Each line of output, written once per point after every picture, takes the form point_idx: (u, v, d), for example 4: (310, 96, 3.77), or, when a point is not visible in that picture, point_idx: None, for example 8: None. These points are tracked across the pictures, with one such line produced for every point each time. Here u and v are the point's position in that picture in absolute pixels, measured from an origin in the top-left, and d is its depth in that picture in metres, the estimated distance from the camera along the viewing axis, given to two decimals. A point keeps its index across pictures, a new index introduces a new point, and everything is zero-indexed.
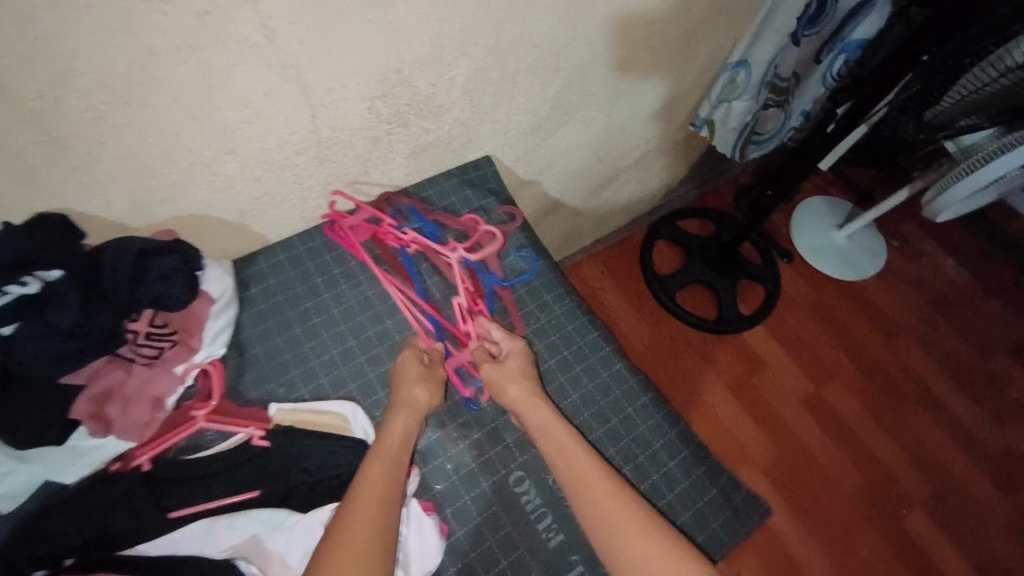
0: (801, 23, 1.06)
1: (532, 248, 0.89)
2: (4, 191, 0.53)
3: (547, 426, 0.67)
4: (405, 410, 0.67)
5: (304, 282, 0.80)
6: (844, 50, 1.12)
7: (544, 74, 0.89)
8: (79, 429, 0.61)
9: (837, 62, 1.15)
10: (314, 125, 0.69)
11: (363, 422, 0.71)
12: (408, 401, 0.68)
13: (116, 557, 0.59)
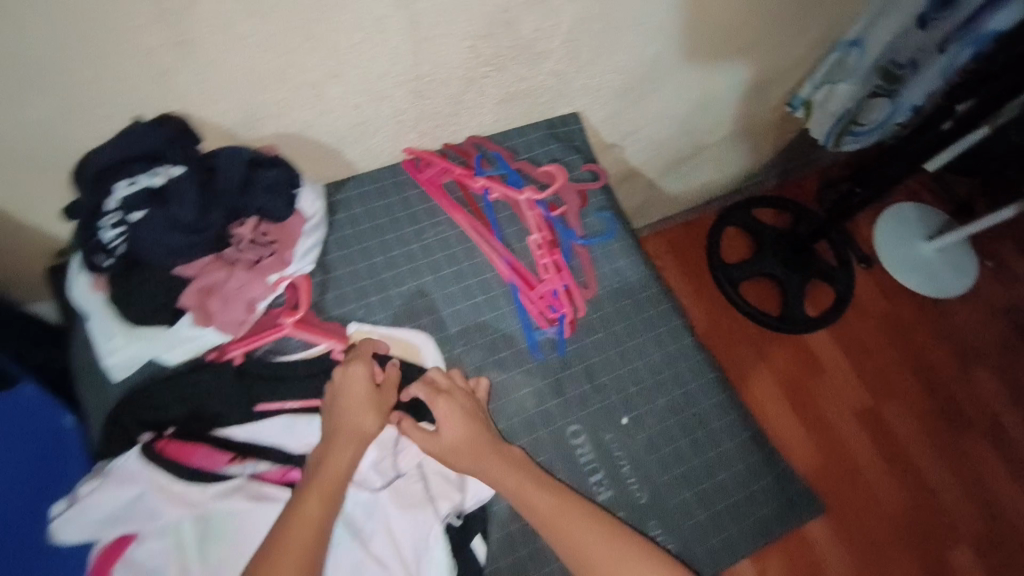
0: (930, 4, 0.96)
1: (612, 211, 0.88)
2: (137, 88, 0.57)
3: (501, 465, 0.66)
4: (351, 439, 0.63)
5: (388, 214, 0.83)
6: (975, 41, 0.98)
7: (648, 32, 0.85)
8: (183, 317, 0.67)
9: (965, 53, 1.00)
10: (415, 59, 0.69)
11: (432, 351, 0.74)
12: (354, 429, 0.64)
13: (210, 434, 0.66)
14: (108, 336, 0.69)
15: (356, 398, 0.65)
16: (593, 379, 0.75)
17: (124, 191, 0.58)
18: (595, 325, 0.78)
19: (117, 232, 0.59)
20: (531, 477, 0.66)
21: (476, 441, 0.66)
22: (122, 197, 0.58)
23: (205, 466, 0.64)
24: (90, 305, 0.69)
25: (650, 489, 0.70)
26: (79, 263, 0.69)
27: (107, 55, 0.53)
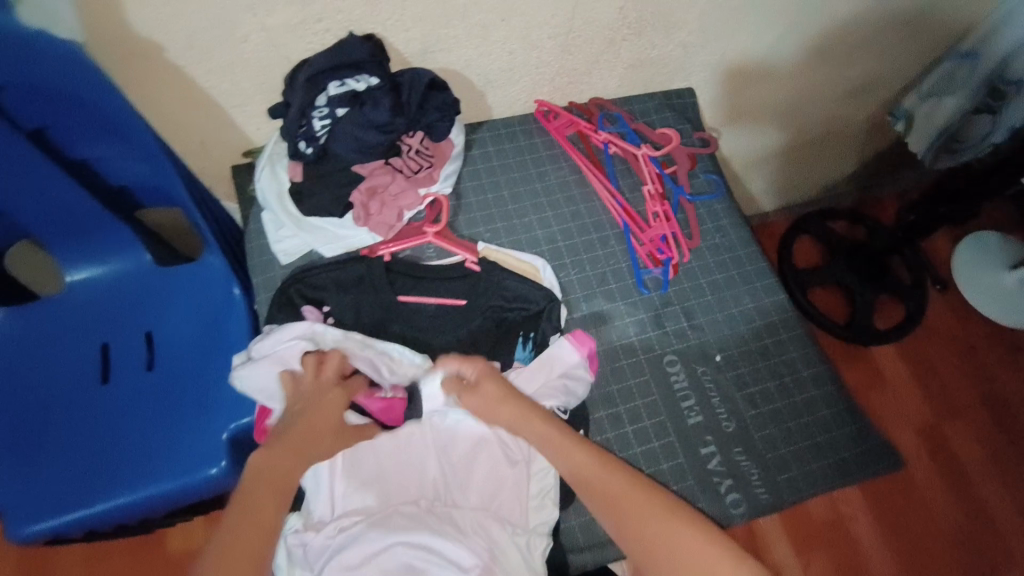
0: None
1: (718, 175, 0.95)
2: (354, 8, 0.67)
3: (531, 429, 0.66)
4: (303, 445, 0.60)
5: (517, 155, 0.92)
6: None
7: (773, 15, 0.92)
8: (348, 215, 0.78)
9: None
10: (573, 13, 0.79)
11: (550, 276, 0.82)
12: (308, 435, 0.61)
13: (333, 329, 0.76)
14: (279, 227, 0.81)
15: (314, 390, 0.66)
16: (691, 319, 0.82)
17: (334, 91, 0.68)
18: (697, 273, 0.86)
19: (323, 124, 0.70)
20: (570, 441, 0.65)
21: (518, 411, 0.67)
22: (331, 96, 0.68)
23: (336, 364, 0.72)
24: (268, 198, 0.80)
25: (738, 420, 0.77)
26: (267, 161, 0.81)
27: None
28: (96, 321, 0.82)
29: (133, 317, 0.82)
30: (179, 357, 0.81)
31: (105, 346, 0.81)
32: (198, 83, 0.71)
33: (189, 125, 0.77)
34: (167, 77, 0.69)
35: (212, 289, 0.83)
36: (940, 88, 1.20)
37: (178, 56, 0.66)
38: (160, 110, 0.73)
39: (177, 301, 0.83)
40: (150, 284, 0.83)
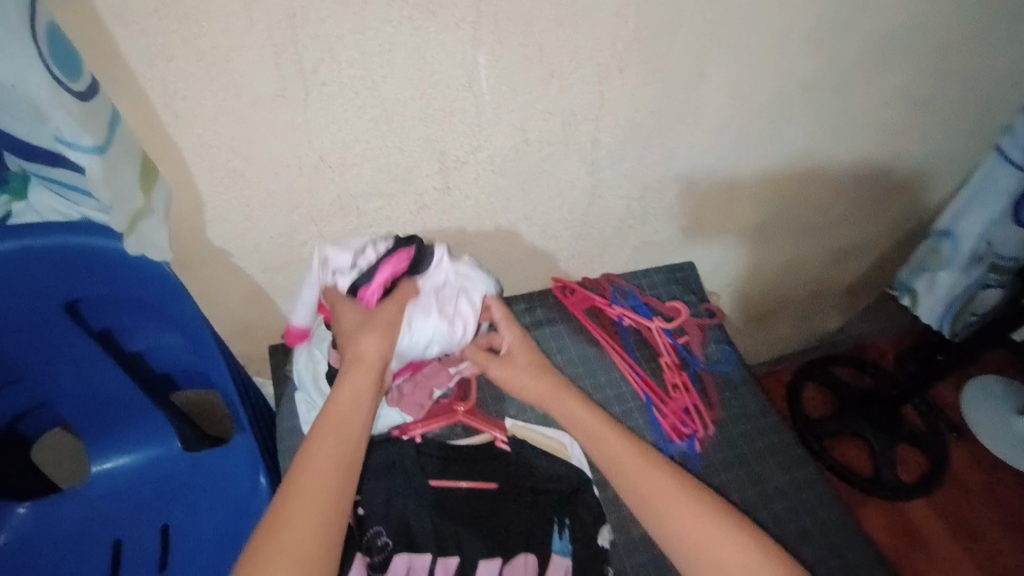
0: None
1: (730, 344, 1.00)
2: (399, 216, 0.76)
3: (566, 405, 0.75)
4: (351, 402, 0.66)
5: (537, 328, 0.97)
6: None
7: (759, 204, 1.05)
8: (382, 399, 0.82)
9: None
10: (586, 211, 0.89)
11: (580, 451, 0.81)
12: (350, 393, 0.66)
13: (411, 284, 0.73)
14: (309, 408, 0.82)
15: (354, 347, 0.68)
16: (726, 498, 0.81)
17: None
18: (723, 445, 0.86)
19: None
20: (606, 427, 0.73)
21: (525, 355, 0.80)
22: None
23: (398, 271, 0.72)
24: (302, 380, 0.82)
25: None
26: (303, 343, 0.85)
27: (393, 194, 0.73)
28: (114, 514, 0.78)
29: (151, 508, 0.79)
30: (195, 554, 0.75)
31: (117, 542, 0.76)
32: (253, 280, 0.78)
33: (237, 312, 0.82)
34: (227, 276, 0.75)
35: (235, 472, 0.80)
36: (929, 263, 1.33)
37: (240, 260, 0.73)
38: (213, 302, 0.79)
39: (203, 489, 0.80)
40: (175, 475, 0.81)
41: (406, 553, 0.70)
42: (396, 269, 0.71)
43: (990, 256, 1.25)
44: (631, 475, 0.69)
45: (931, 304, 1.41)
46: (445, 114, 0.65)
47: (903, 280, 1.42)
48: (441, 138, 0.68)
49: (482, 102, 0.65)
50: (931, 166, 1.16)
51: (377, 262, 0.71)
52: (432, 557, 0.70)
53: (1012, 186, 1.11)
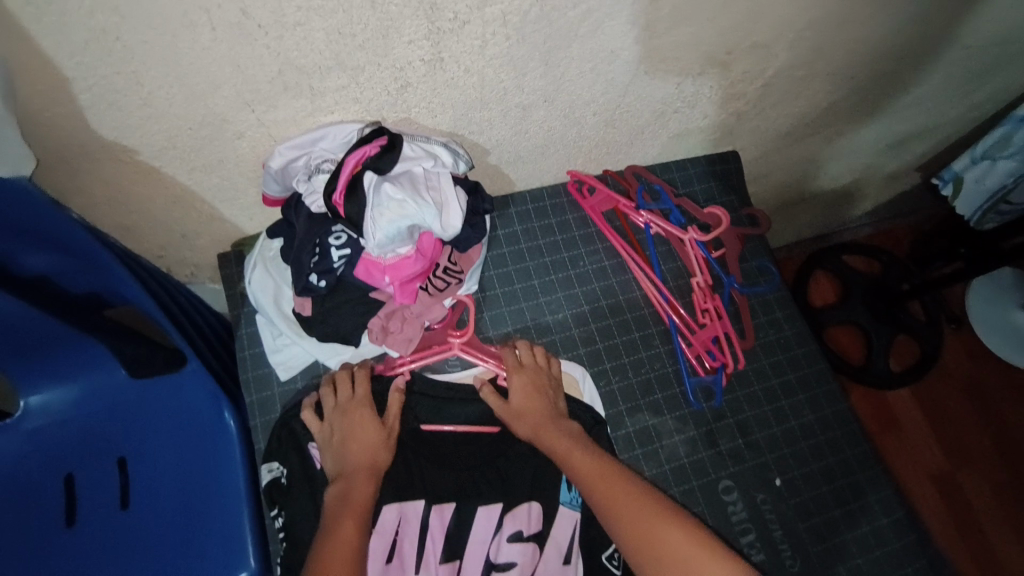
0: None
1: (771, 259, 0.85)
2: (373, 99, 0.55)
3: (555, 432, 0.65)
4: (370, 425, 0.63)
5: (547, 236, 0.81)
6: None
7: (837, 81, 0.82)
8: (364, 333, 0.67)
9: None
10: (624, 91, 0.67)
11: (592, 390, 0.73)
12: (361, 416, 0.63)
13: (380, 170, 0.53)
14: (276, 334, 0.70)
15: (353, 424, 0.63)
16: (747, 435, 0.74)
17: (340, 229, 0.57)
18: (752, 378, 0.76)
19: (341, 254, 0.57)
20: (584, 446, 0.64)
21: (533, 403, 0.67)
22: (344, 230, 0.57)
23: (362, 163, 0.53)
24: (261, 304, 0.68)
25: (802, 558, 0.69)
26: (257, 257, 0.69)
27: (361, 68, 0.50)
28: (57, 446, 0.68)
29: (101, 441, 0.69)
30: (159, 491, 0.68)
31: (69, 476, 0.68)
32: (180, 183, 0.58)
33: (168, 219, 0.64)
34: (140, 178, 0.56)
35: (196, 405, 0.70)
36: (992, 153, 1.16)
37: (154, 159, 0.53)
38: (130, 208, 0.60)
39: (160, 418, 0.70)
40: (125, 402, 0.70)
41: (399, 504, 0.65)
42: (362, 156, 0.53)
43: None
44: (603, 487, 0.59)
45: (972, 197, 1.28)
46: None
47: (953, 168, 1.25)
48: None
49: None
50: None
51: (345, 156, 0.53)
52: (426, 504, 0.65)
53: None
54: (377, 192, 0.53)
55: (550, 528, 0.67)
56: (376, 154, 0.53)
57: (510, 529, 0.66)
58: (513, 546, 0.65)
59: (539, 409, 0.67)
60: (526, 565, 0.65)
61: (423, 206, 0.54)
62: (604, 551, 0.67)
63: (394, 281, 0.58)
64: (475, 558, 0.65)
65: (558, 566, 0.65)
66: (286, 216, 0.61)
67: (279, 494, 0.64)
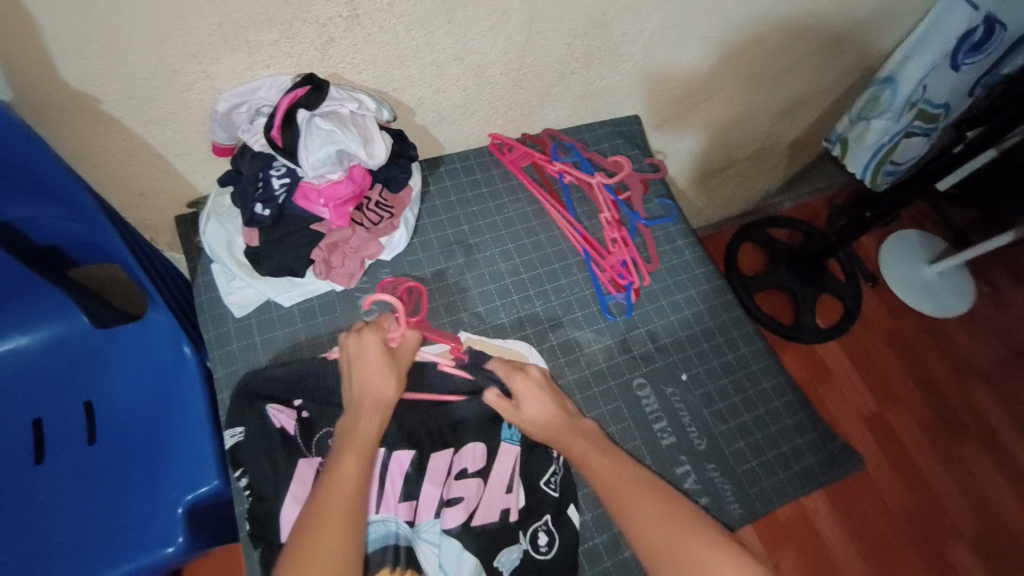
0: (964, 49, 1.15)
1: (671, 198, 0.98)
2: (303, 53, 0.66)
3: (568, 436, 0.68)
4: (381, 372, 0.65)
5: (473, 188, 0.92)
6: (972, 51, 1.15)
7: (710, 46, 0.98)
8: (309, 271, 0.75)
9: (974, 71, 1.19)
10: (523, 50, 0.80)
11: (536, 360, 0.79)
12: (365, 381, 0.65)
13: (309, 109, 0.63)
14: (230, 279, 0.76)
15: (371, 363, 0.65)
16: (656, 340, 0.84)
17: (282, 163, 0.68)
18: (659, 295, 0.87)
19: (281, 182, 0.68)
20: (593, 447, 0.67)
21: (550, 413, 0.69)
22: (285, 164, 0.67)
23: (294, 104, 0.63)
24: (214, 250, 0.75)
25: (708, 438, 0.79)
26: (206, 213, 0.76)
27: (290, 22, 0.62)
28: (29, 392, 0.74)
29: (69, 386, 0.75)
30: (124, 426, 0.74)
31: (38, 420, 0.72)
32: (136, 135, 0.67)
33: (127, 175, 0.72)
34: (101, 129, 0.64)
35: (161, 348, 0.77)
36: (866, 113, 1.35)
37: (113, 108, 0.62)
38: (93, 162, 0.68)
39: (128, 364, 0.77)
40: (91, 350, 0.77)
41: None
42: (294, 97, 0.63)
43: (921, 103, 1.28)
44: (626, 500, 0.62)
45: (859, 154, 1.45)
46: None
47: (837, 131, 1.44)
48: None
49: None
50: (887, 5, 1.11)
51: (280, 99, 0.64)
52: (386, 452, 0.67)
53: (960, 26, 1.12)
54: (309, 125, 0.63)
55: (493, 463, 0.70)
56: (306, 94, 0.64)
57: (457, 467, 0.69)
58: (460, 482, 0.68)
59: (553, 415, 0.69)
60: (471, 499, 0.67)
61: (348, 135, 0.64)
62: (543, 477, 0.70)
63: (329, 203, 0.69)
64: (428, 497, 0.67)
65: (501, 496, 0.68)
66: (232, 164, 0.70)
67: (240, 455, 0.65)
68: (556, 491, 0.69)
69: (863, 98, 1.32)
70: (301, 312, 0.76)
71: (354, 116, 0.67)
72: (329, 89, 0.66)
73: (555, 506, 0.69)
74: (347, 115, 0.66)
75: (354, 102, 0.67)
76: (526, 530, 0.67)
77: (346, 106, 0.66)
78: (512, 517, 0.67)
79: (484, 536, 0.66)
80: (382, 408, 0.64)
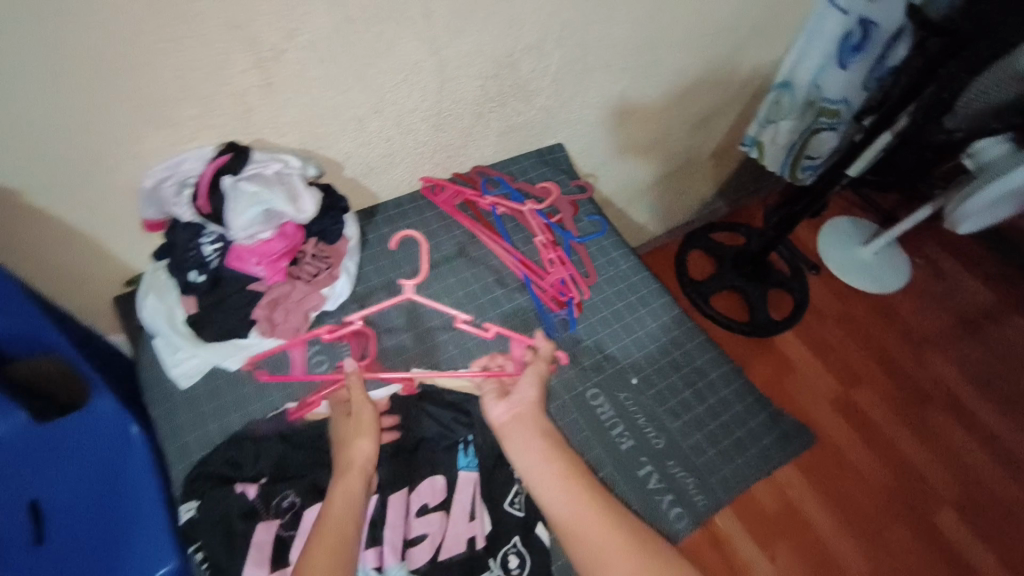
0: (846, 49, 1.27)
1: (600, 215, 1.03)
2: (224, 124, 0.69)
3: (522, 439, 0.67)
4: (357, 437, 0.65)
5: (411, 231, 0.95)
6: (853, 50, 1.27)
7: (614, 73, 1.06)
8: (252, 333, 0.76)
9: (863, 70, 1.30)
10: (439, 96, 0.85)
11: None
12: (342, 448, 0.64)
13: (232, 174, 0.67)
14: (172, 351, 0.75)
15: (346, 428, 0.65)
16: (603, 350, 0.87)
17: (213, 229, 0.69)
18: (600, 306, 0.91)
19: (214, 247, 0.70)
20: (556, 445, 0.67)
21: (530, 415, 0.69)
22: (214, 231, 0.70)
23: (219, 171, 0.67)
24: (156, 324, 0.75)
25: (666, 436, 0.81)
26: (142, 289, 0.77)
27: (208, 97, 0.66)
28: None
29: (11, 488, 0.72)
30: (75, 519, 0.72)
31: None
32: (66, 221, 0.68)
33: (61, 262, 0.72)
34: (29, 220, 0.66)
35: (108, 433, 0.75)
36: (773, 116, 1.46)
37: (40, 198, 0.64)
38: (23, 255, 0.69)
39: (74, 455, 0.75)
40: (36, 448, 0.73)
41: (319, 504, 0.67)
42: (217, 166, 0.67)
43: (819, 100, 1.37)
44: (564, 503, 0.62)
45: (775, 155, 1.55)
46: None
47: (751, 135, 1.55)
48: (248, 23, 0.61)
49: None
50: (769, 19, 1.22)
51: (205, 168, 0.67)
52: None
53: (836, 31, 1.25)
54: (233, 188, 0.66)
55: (454, 493, 0.70)
56: (229, 160, 0.67)
57: (416, 504, 0.69)
58: (423, 519, 0.68)
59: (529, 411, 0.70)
60: (436, 533, 0.67)
61: (273, 193, 0.67)
62: (505, 498, 0.71)
63: (262, 260, 0.70)
64: (393, 539, 0.66)
65: (465, 524, 0.68)
66: (165, 237, 0.73)
67: (193, 531, 0.64)
68: (520, 511, 0.70)
69: (765, 104, 1.44)
70: (249, 374, 0.77)
71: (280, 175, 0.70)
72: (253, 155, 0.70)
73: (521, 526, 0.69)
74: (274, 176, 0.70)
75: (279, 164, 0.71)
76: (495, 555, 0.67)
77: (273, 168, 0.70)
78: (479, 543, 0.68)
79: (453, 568, 0.66)
80: (361, 477, 0.62)
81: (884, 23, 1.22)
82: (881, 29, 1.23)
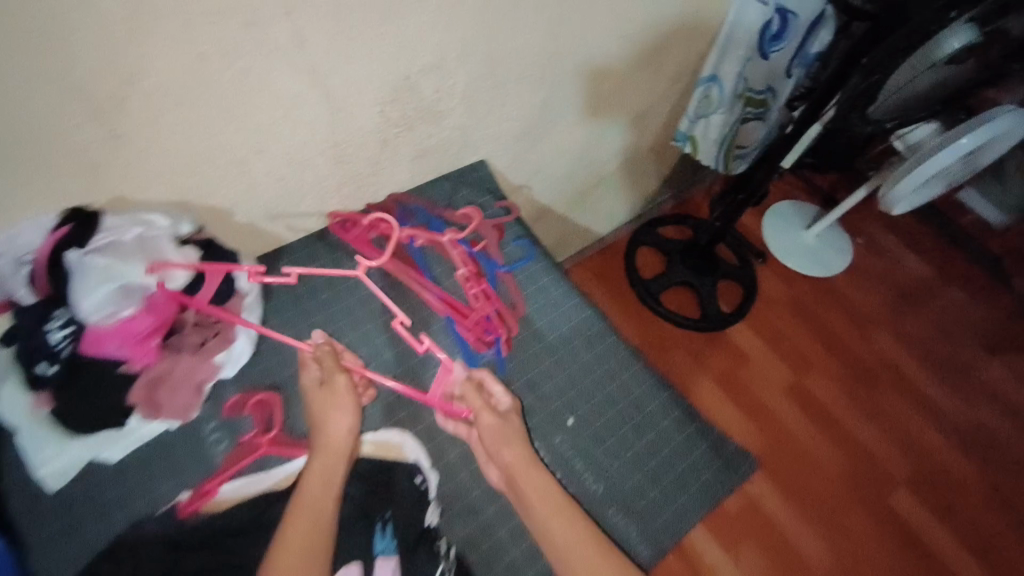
0: (766, 40, 1.24)
1: (528, 238, 0.97)
2: (66, 187, 0.60)
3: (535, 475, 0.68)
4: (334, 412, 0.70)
5: (321, 273, 0.87)
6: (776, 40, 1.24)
7: (531, 84, 0.99)
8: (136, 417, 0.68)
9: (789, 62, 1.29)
10: (332, 128, 0.76)
11: (412, 447, 0.75)
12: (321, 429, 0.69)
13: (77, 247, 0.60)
14: (37, 447, 0.64)
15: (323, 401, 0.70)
16: (536, 390, 0.81)
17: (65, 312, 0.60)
18: (529, 341, 0.85)
19: (65, 333, 0.60)
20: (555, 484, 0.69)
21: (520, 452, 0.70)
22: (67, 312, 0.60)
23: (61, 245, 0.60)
24: (16, 418, 0.63)
25: (604, 480, 0.77)
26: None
27: (38, 160, 0.56)
28: None
29: None
30: None
31: None
32: None
33: None
34: None
35: None
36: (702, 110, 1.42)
37: None
38: None
39: None
40: None
41: None
42: (58, 238, 0.60)
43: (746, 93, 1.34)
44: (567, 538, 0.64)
45: (708, 148, 1.49)
46: (54, 46, 0.50)
47: (683, 131, 1.50)
48: (67, 72, 0.52)
49: (106, 13, 0.50)
50: (690, 17, 1.18)
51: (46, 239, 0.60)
52: None
53: (755, 22, 1.22)
54: (79, 265, 0.60)
55: None
56: (73, 231, 0.60)
57: None
58: None
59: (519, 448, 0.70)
60: None
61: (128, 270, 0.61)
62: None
63: (126, 341, 0.62)
64: None
65: None
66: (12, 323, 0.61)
67: None
68: None
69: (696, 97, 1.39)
70: (135, 463, 0.70)
71: (144, 241, 0.63)
72: (108, 219, 0.62)
73: None
74: (135, 243, 0.62)
75: (144, 227, 0.63)
76: None
77: (133, 233, 0.62)
78: None
79: None
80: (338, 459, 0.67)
81: (801, 13, 1.20)
82: (799, 18, 1.21)
